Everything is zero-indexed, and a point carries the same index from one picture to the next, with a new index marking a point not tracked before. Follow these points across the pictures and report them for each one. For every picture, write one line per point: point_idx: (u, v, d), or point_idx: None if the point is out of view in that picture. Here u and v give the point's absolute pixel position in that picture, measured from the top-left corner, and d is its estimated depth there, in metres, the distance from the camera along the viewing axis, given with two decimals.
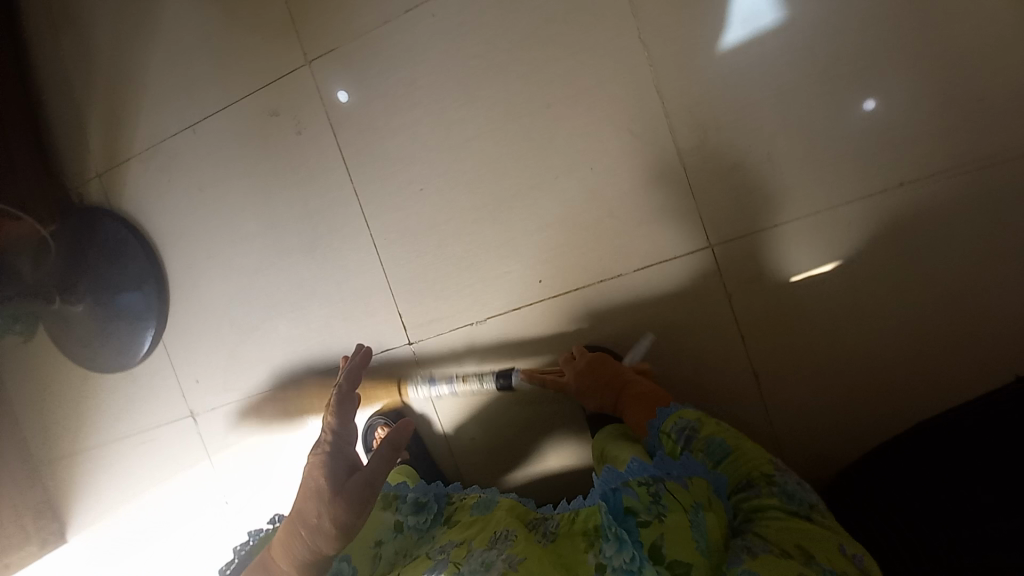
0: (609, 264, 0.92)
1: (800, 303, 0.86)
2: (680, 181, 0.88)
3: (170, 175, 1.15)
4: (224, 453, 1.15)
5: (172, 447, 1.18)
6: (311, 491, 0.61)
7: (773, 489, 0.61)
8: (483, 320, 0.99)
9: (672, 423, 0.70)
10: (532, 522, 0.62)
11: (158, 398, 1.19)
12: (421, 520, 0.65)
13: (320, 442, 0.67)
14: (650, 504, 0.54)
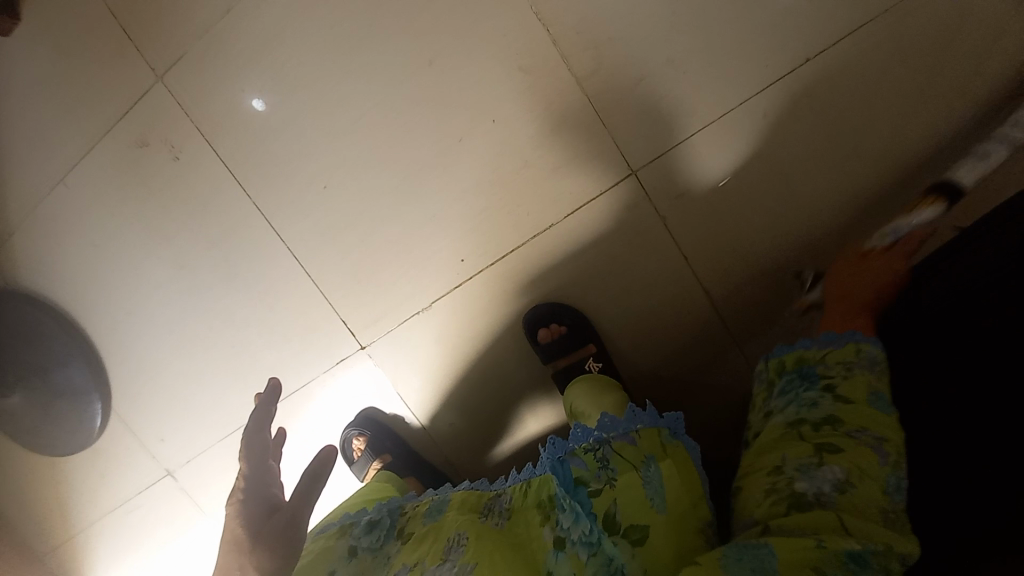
0: (537, 217, 0.86)
1: (737, 208, 0.82)
2: (587, 110, 0.81)
3: (60, 238, 1.06)
4: (216, 499, 1.13)
5: (162, 508, 1.16)
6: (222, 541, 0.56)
7: (891, 476, 0.52)
8: (428, 306, 0.94)
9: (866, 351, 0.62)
10: (486, 505, 0.59)
11: (134, 464, 1.16)
12: (373, 541, 0.60)
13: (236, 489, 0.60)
14: (600, 470, 0.54)
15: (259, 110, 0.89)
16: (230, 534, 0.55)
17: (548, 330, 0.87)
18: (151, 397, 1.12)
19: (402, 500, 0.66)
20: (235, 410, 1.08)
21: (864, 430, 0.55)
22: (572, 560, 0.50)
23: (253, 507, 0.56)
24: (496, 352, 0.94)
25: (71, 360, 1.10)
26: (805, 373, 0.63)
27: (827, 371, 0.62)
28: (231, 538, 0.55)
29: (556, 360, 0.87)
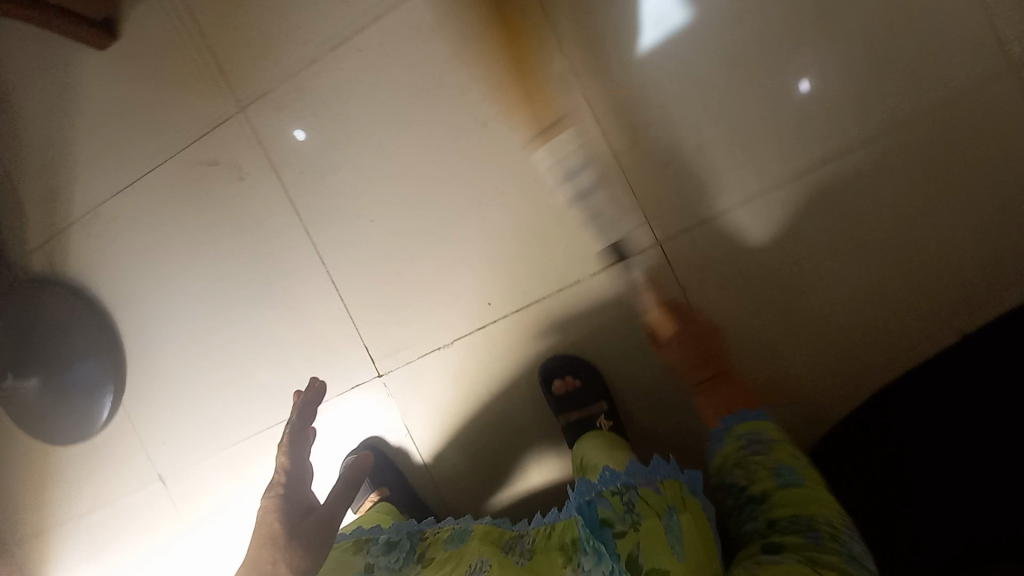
0: (564, 272, 0.92)
1: (751, 286, 0.88)
2: (621, 183, 0.89)
3: (114, 236, 1.13)
4: (202, 513, 1.11)
5: (148, 514, 1.14)
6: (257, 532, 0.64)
7: (839, 545, 0.54)
8: (449, 343, 0.98)
9: (745, 432, 0.71)
10: (507, 543, 0.62)
11: (130, 466, 1.15)
12: (392, 560, 0.61)
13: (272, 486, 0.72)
14: (626, 513, 0.56)
15: (298, 141, 1.00)
16: (268, 528, 0.63)
17: (563, 382, 0.90)
18: (163, 399, 1.14)
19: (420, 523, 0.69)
20: (241, 422, 1.09)
21: (795, 513, 0.59)
22: None
23: (293, 501, 0.66)
24: (509, 397, 0.97)
25: (94, 353, 1.13)
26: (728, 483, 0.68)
27: (738, 477, 0.67)
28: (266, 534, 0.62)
29: (568, 415, 0.89)
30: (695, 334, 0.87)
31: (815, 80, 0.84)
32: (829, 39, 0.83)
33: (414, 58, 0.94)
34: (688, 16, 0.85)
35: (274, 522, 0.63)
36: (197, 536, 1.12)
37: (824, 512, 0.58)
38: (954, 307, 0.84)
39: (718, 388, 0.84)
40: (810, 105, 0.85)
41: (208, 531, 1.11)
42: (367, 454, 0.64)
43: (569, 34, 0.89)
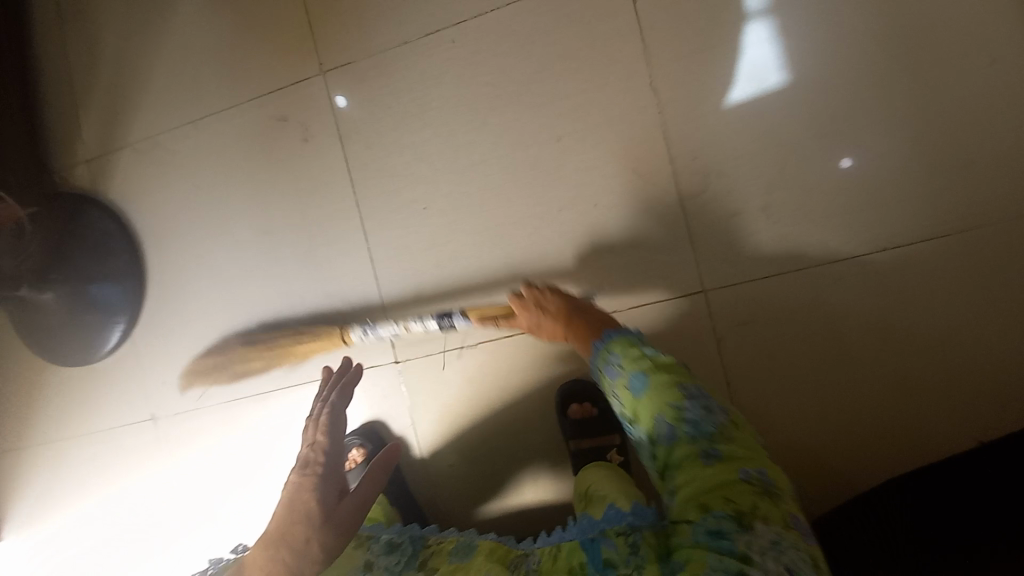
0: (606, 299, 0.92)
1: (786, 353, 0.88)
2: (679, 225, 0.90)
3: (164, 169, 1.13)
4: (185, 461, 1.10)
5: (132, 450, 1.13)
6: (287, 508, 0.61)
7: (686, 427, 0.61)
8: (474, 344, 0.97)
9: (604, 361, 0.74)
10: (513, 561, 0.65)
11: (125, 398, 1.14)
12: (393, 562, 0.66)
13: (301, 456, 0.68)
14: (629, 555, 0.55)
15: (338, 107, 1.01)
16: (303, 511, 0.60)
17: (581, 407, 0.90)
18: (175, 338, 1.13)
19: (425, 529, 0.74)
20: (247, 379, 1.08)
21: (653, 419, 0.64)
22: None
23: (328, 484, 0.62)
24: (521, 411, 0.96)
25: (116, 280, 1.12)
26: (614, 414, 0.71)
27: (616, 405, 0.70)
28: (301, 519, 0.59)
29: (580, 440, 0.89)
30: (555, 303, 0.83)
31: (856, 158, 0.86)
32: (914, 131, 0.85)
33: (506, 61, 0.95)
34: (781, 80, 0.87)
35: (310, 504, 0.60)
36: (174, 483, 1.10)
37: (668, 401, 0.64)
38: (982, 416, 0.84)
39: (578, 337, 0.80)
40: (852, 181, 0.86)
41: (186, 480, 1.09)
42: (398, 444, 0.62)
43: (661, 71, 0.90)
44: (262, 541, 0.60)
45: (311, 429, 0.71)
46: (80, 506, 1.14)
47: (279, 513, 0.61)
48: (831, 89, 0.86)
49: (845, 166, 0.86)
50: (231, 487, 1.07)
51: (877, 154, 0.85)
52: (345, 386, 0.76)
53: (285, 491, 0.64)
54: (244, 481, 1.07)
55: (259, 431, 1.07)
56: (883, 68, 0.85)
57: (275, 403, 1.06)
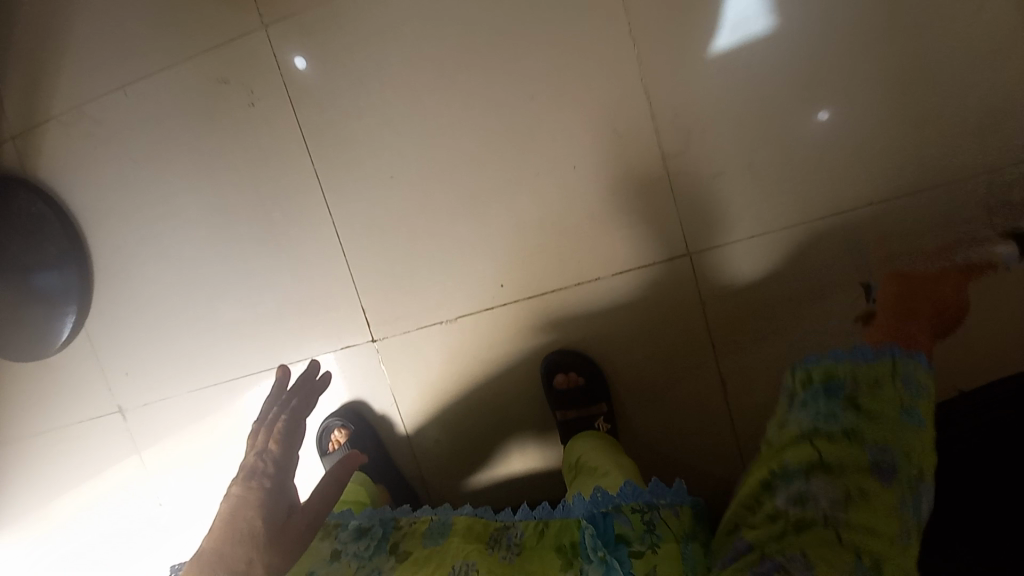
0: (586, 267, 0.88)
1: (769, 308, 0.86)
2: (662, 186, 0.86)
3: (97, 142, 1.02)
4: (159, 454, 1.05)
5: (101, 444, 1.07)
6: (228, 524, 0.56)
7: (907, 495, 0.49)
8: (452, 320, 0.93)
9: (912, 367, 0.57)
10: (492, 536, 0.62)
11: (86, 393, 1.07)
12: (362, 548, 0.63)
13: (246, 467, 0.61)
14: (645, 532, 0.56)
15: (292, 67, 0.91)
16: (245, 530, 0.55)
17: (565, 377, 0.88)
18: (133, 327, 1.05)
19: (396, 510, 0.70)
20: (216, 366, 1.02)
21: (879, 447, 0.51)
22: None
23: (276, 501, 0.58)
24: (505, 384, 0.94)
25: (61, 268, 1.01)
26: (828, 387, 0.56)
27: (854, 388, 0.55)
28: (243, 539, 0.55)
29: (566, 410, 0.88)
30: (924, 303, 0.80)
31: (837, 110, 0.82)
32: (902, 78, 0.81)
33: (470, 10, 0.86)
34: (768, 25, 0.81)
35: (254, 524, 0.55)
36: (150, 477, 1.05)
37: (908, 456, 0.51)
38: (957, 369, 0.85)
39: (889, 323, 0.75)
40: (831, 136, 0.83)
41: (164, 473, 1.05)
42: (356, 454, 0.61)
43: (641, 17, 0.83)
44: (197, 556, 0.56)
45: (261, 435, 0.64)
46: (55, 505, 1.09)
47: (219, 529, 0.56)
48: (818, 34, 0.81)
49: (825, 120, 0.82)
50: (211, 478, 1.03)
51: (855, 105, 0.82)
52: (301, 390, 0.69)
53: (226, 504, 0.58)
54: (225, 472, 1.03)
55: (234, 419, 1.02)
56: (873, 9, 0.80)
57: (249, 390, 1.01)
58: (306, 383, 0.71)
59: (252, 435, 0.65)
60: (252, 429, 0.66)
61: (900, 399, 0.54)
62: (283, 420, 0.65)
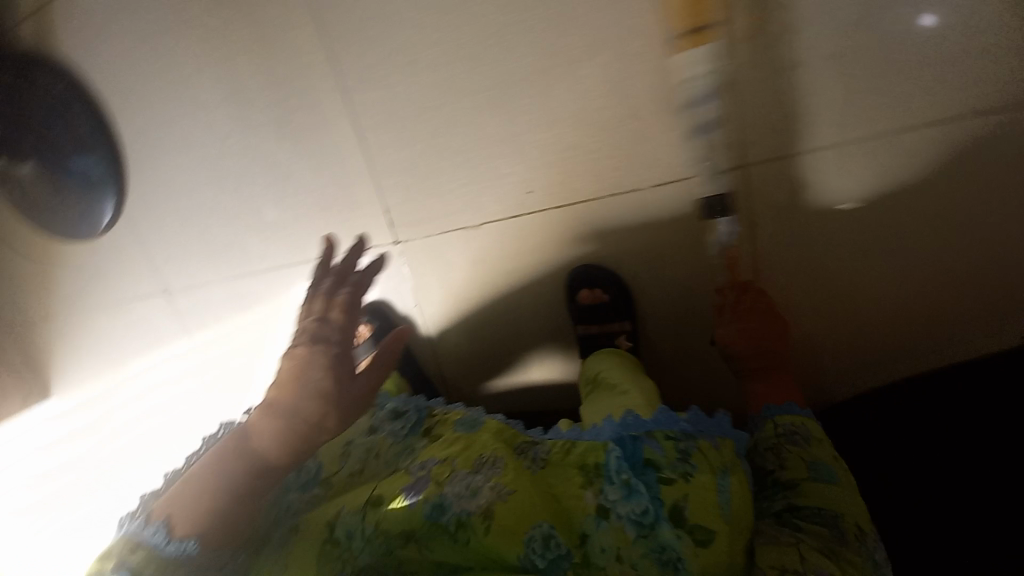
0: (624, 176, 0.80)
1: (829, 233, 0.77)
2: (720, 83, 0.73)
3: (105, 16, 0.95)
4: (197, 335, 1.08)
5: (148, 321, 1.09)
6: (293, 382, 0.49)
7: (863, 548, 0.50)
8: (477, 226, 0.89)
9: (789, 420, 0.63)
10: (521, 446, 0.53)
11: (127, 274, 1.08)
12: (398, 428, 0.62)
13: (303, 332, 0.55)
14: (677, 459, 0.46)
15: None
16: (312, 388, 0.49)
17: (590, 293, 0.84)
18: (162, 211, 1.02)
19: (430, 402, 0.67)
20: (247, 258, 1.02)
21: (821, 509, 0.54)
22: (616, 533, 0.43)
23: (345, 363, 0.52)
24: (527, 295, 0.91)
25: (90, 149, 0.99)
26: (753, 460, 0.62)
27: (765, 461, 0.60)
28: (304, 396, 0.49)
29: (586, 325, 0.86)
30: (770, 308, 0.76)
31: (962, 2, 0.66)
32: None
33: None
34: None
35: (324, 384, 0.49)
36: (194, 359, 1.09)
37: (835, 511, 0.53)
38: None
39: (776, 377, 0.72)
40: (927, 42, 0.68)
41: (207, 355, 1.08)
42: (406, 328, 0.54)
43: None
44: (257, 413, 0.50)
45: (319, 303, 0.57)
46: (95, 382, 1.11)
47: (281, 385, 0.50)
48: None
49: (931, 25, 0.67)
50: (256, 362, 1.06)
51: (966, 0, 0.66)
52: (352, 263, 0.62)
53: (287, 363, 0.51)
54: (264, 358, 1.05)
55: (272, 309, 1.03)
56: None
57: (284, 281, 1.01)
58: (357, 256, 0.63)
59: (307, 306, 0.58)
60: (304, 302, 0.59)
61: (803, 457, 0.58)
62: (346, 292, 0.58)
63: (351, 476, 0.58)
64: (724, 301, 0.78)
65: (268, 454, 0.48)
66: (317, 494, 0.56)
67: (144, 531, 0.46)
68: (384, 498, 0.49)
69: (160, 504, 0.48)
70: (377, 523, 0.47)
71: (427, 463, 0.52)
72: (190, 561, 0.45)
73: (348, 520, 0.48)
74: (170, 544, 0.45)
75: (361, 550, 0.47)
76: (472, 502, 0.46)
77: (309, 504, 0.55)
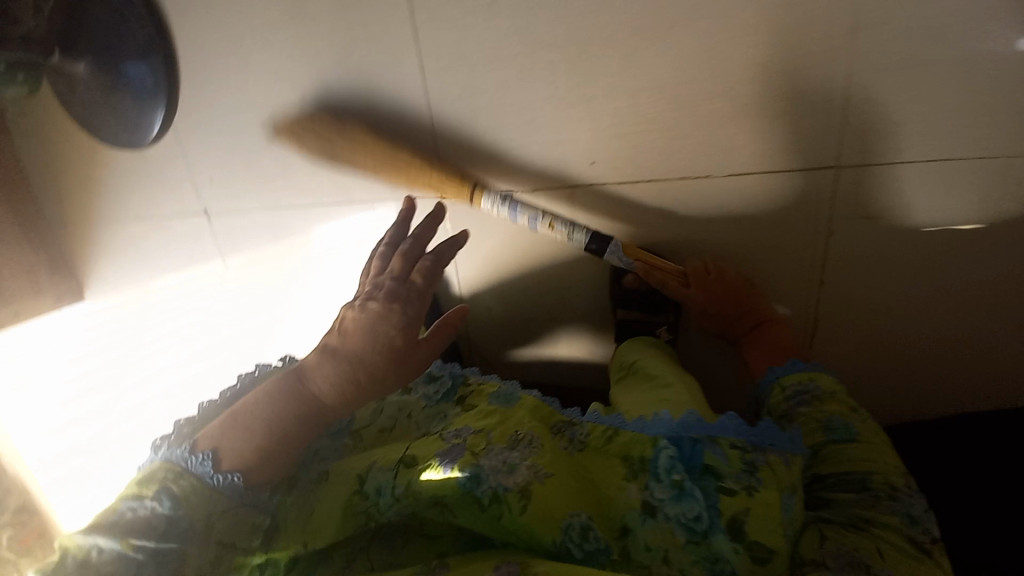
0: (702, 161, 0.73)
1: (906, 255, 0.72)
2: (839, 71, 0.65)
3: None
4: (231, 265, 1.02)
5: (183, 245, 1.03)
6: (365, 332, 0.55)
7: (893, 506, 0.51)
8: (530, 191, 0.82)
9: (794, 381, 0.64)
10: (558, 425, 0.52)
11: (161, 189, 1.00)
12: (432, 392, 0.61)
13: (378, 285, 0.59)
14: (741, 472, 0.44)
15: None
16: (382, 343, 0.55)
17: (638, 279, 0.79)
18: (212, 129, 0.94)
19: (465, 369, 0.66)
20: (291, 191, 0.95)
21: (845, 470, 0.55)
22: (663, 532, 0.43)
23: (412, 327, 0.57)
24: (571, 270, 0.87)
25: (143, 51, 0.90)
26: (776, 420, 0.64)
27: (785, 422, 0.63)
28: (375, 349, 0.54)
29: (628, 310, 0.81)
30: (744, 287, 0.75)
31: None
32: None
33: None
34: None
35: (392, 341, 0.55)
36: (227, 287, 1.05)
37: (857, 466, 0.55)
38: None
39: (763, 336, 0.74)
40: None
41: (240, 285, 1.04)
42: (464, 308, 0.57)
43: None
44: (323, 354, 0.55)
45: (396, 261, 0.61)
46: (126, 292, 1.10)
47: (353, 333, 0.55)
48: None
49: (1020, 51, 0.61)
50: (289, 300, 1.04)
51: None
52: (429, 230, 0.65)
53: (360, 312, 0.57)
54: (300, 296, 1.02)
55: (310, 248, 0.98)
56: None
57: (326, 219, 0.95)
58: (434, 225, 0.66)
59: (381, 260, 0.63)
60: (378, 254, 0.64)
61: (820, 416, 0.60)
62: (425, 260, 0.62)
63: (381, 432, 0.58)
64: (705, 266, 0.75)
65: (320, 398, 0.53)
66: (348, 444, 0.57)
67: (190, 458, 0.49)
68: (418, 460, 0.49)
69: (207, 434, 0.51)
70: (408, 485, 0.47)
71: (462, 432, 0.51)
72: (234, 497, 0.49)
73: (380, 478, 0.49)
74: (216, 475, 0.48)
75: (388, 507, 0.48)
76: (509, 479, 0.45)
77: (338, 451, 0.56)
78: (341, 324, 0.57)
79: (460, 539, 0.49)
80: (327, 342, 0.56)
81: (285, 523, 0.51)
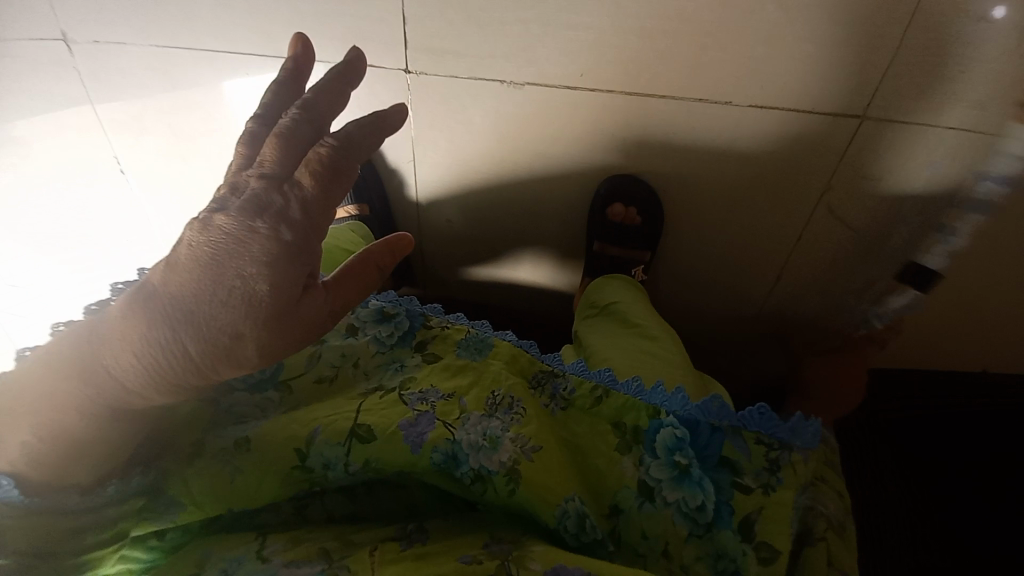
0: (724, 79, 0.62)
1: (895, 226, 0.68)
2: (909, 1, 0.55)
3: None
4: (107, 121, 0.76)
5: (28, 83, 0.73)
6: (205, 272, 0.34)
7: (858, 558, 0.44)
8: (520, 85, 0.67)
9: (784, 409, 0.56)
10: (537, 378, 0.49)
11: None
12: (385, 333, 0.52)
13: (236, 188, 0.35)
14: (761, 468, 0.42)
15: None
16: (236, 292, 0.34)
17: (624, 210, 0.71)
18: None
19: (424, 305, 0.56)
20: (192, 26, 0.68)
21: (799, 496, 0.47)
22: (663, 519, 0.42)
23: (293, 264, 0.35)
24: (551, 188, 0.75)
25: None
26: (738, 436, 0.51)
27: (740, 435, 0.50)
28: (217, 300, 0.34)
29: (607, 244, 0.75)
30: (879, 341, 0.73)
31: None
32: None
33: None
34: None
35: (252, 287, 0.34)
36: (120, 155, 0.79)
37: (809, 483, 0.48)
38: None
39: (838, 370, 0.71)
40: None
41: (137, 156, 0.79)
42: (409, 240, 0.42)
43: None
44: (130, 311, 0.35)
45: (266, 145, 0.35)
46: None
47: (183, 274, 0.34)
48: None
49: (996, 21, 0.54)
50: (194, 179, 0.80)
51: None
52: (331, 96, 0.38)
53: (201, 237, 0.34)
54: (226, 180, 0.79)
55: (228, 117, 0.74)
56: None
57: (253, 74, 0.71)
58: (342, 86, 0.39)
59: (250, 147, 0.37)
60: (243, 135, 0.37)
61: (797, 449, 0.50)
62: (319, 144, 0.36)
63: (319, 382, 0.49)
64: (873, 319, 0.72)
65: (118, 377, 0.36)
66: (273, 397, 0.48)
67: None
68: (376, 433, 0.43)
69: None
70: (366, 462, 0.42)
71: (428, 396, 0.46)
72: (20, 504, 0.36)
73: (328, 453, 0.42)
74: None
75: (339, 479, 0.43)
76: (491, 454, 0.42)
77: (260, 406, 0.48)
78: (171, 255, 0.35)
79: (431, 495, 0.45)
80: (150, 282, 0.36)
81: (185, 496, 0.42)
